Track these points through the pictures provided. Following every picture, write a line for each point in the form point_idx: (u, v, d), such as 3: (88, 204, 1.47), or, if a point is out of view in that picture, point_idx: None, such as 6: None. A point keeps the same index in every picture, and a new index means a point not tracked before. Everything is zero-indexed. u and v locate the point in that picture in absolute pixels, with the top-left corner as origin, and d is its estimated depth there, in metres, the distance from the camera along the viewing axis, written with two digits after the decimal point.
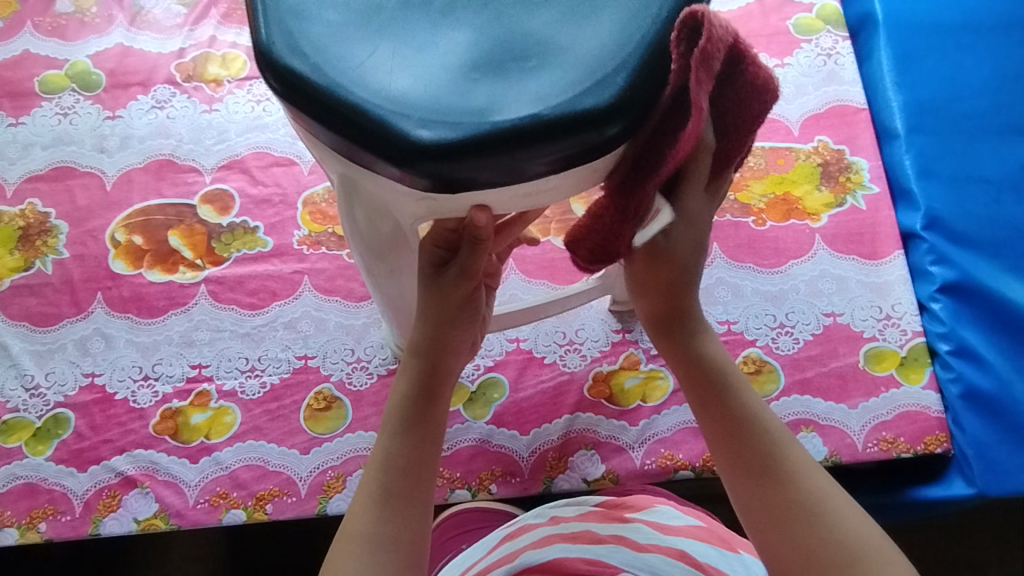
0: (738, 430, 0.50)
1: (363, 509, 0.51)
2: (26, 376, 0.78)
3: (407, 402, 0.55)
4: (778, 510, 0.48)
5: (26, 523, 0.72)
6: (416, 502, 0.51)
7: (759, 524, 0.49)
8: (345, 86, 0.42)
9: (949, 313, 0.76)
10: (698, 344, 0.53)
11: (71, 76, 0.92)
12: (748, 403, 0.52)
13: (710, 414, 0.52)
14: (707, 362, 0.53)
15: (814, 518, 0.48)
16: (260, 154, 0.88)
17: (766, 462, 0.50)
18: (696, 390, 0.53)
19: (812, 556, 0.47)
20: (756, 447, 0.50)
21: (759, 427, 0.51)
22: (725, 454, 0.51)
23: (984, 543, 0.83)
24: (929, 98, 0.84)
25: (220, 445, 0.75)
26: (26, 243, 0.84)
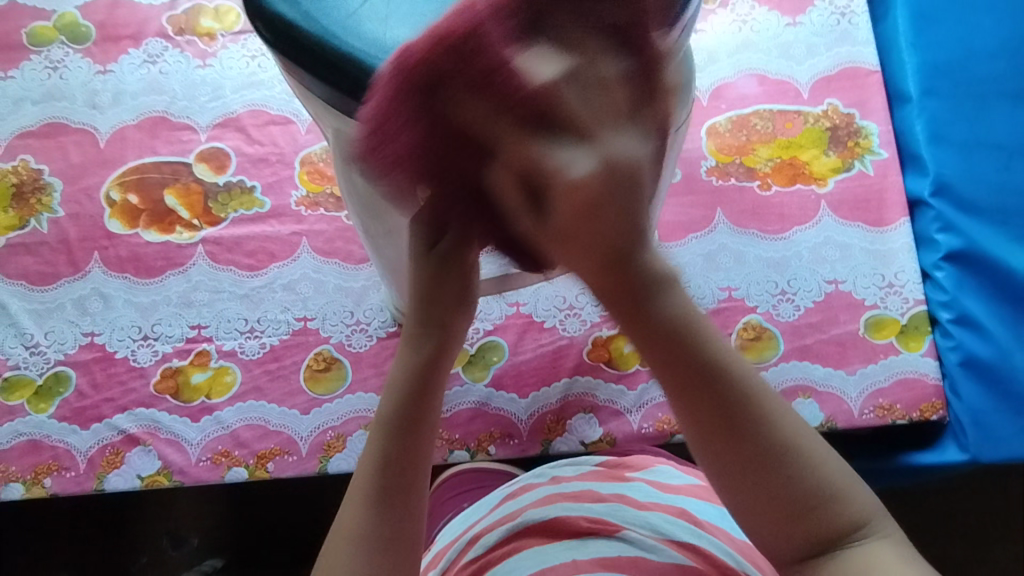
0: (698, 390, 0.39)
1: (354, 507, 0.43)
2: (26, 334, 0.78)
3: (405, 393, 0.44)
4: (740, 469, 0.38)
5: (31, 478, 0.74)
6: (412, 500, 0.43)
7: (732, 484, 0.39)
8: (339, 37, 0.41)
9: (953, 282, 0.75)
10: (664, 300, 0.38)
11: (60, 29, 0.89)
12: (729, 360, 0.39)
13: (674, 372, 0.39)
14: (671, 325, 0.39)
15: (800, 463, 0.38)
16: (256, 112, 0.86)
17: (749, 413, 0.38)
18: (658, 351, 0.39)
19: (780, 501, 0.38)
20: (735, 404, 0.38)
21: (727, 393, 0.38)
22: (693, 414, 0.39)
23: (970, 509, 0.84)
24: (945, 60, 0.81)
25: (221, 405, 0.76)
26: (20, 201, 0.83)
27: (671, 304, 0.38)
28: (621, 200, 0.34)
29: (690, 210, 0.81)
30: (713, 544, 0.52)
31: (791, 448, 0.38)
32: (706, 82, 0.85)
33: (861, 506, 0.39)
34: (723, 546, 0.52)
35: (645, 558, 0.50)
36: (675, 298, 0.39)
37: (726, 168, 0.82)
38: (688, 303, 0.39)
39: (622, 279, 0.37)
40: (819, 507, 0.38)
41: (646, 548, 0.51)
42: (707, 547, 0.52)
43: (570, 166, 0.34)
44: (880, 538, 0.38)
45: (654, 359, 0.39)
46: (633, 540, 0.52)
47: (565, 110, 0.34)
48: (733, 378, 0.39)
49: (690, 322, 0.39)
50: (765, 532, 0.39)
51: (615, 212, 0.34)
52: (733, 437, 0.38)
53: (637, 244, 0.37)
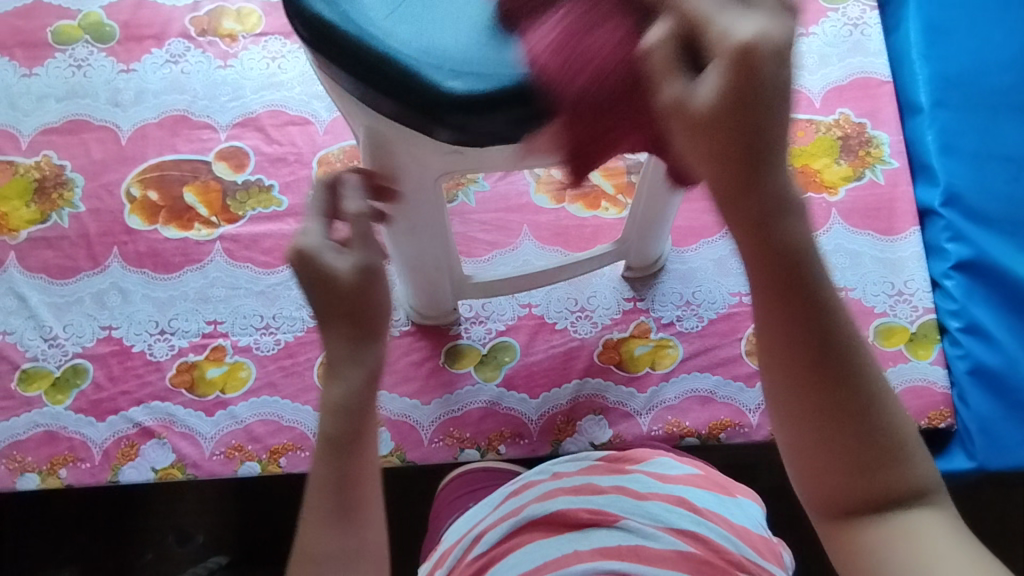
0: (800, 326, 0.33)
1: (313, 564, 0.40)
2: (45, 327, 0.79)
3: (337, 437, 0.40)
4: (819, 412, 0.34)
5: (47, 469, 0.75)
6: (368, 542, 0.41)
7: (809, 444, 0.35)
8: (373, 38, 0.42)
9: (962, 291, 0.76)
10: (787, 223, 0.32)
11: (85, 28, 0.90)
12: (839, 312, 0.34)
13: (780, 313, 0.33)
14: (786, 250, 0.33)
15: (881, 425, 0.35)
16: (275, 113, 0.88)
17: (847, 373, 0.34)
18: (759, 278, 0.33)
19: (850, 452, 0.35)
20: (835, 361, 0.34)
21: (829, 335, 0.34)
22: (796, 347, 0.34)
23: (977, 519, 0.84)
24: (956, 72, 0.82)
25: (235, 400, 0.77)
26: (42, 196, 0.84)
27: (792, 229, 0.33)
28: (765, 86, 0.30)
29: (702, 216, 0.82)
30: (712, 530, 0.54)
31: (879, 407, 0.35)
32: None
33: (925, 473, 0.36)
34: (721, 531, 0.54)
35: (645, 546, 0.51)
36: (800, 224, 0.33)
37: None
38: (809, 232, 0.33)
39: (745, 141, 0.30)
40: (888, 465, 0.35)
41: (645, 536, 0.52)
42: (704, 532, 0.53)
43: (732, 28, 0.30)
44: (937, 508, 0.36)
45: (761, 297, 0.34)
46: (632, 529, 0.52)
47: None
48: (839, 332, 0.34)
49: (807, 257, 0.33)
50: (815, 478, 0.36)
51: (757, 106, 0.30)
52: (824, 401, 0.34)
53: (771, 122, 0.30)
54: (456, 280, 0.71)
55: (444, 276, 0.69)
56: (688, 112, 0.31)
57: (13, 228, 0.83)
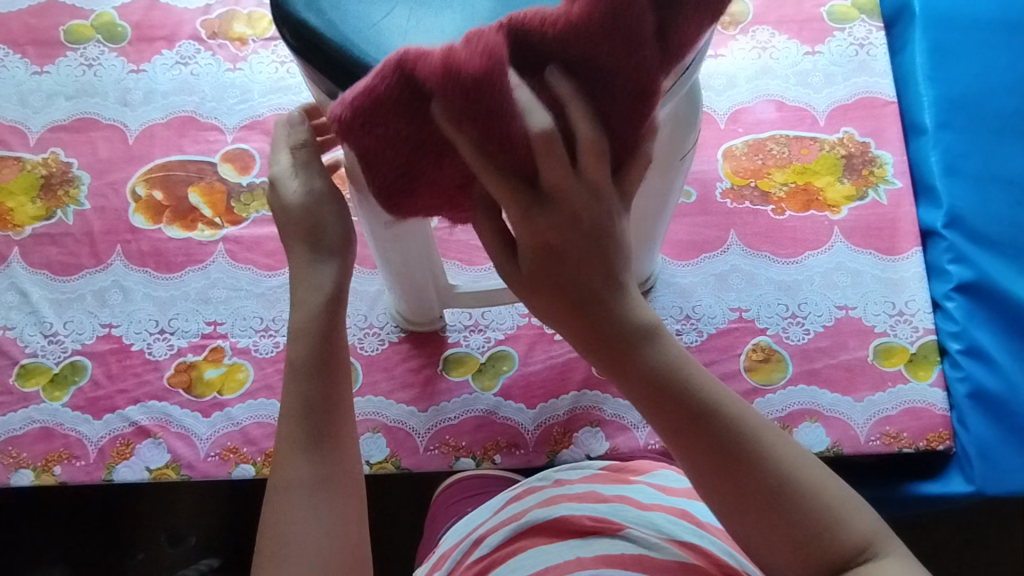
0: (689, 431, 0.46)
1: (292, 460, 0.50)
2: (45, 323, 0.79)
3: (308, 347, 0.51)
4: (740, 501, 0.45)
5: (41, 465, 0.75)
6: (339, 438, 0.52)
7: (742, 518, 0.45)
8: (355, 43, 0.43)
9: (963, 312, 0.76)
10: (652, 354, 0.46)
11: (97, 28, 0.91)
12: (715, 400, 0.46)
13: (669, 416, 0.46)
14: (660, 376, 0.46)
15: (797, 495, 0.45)
16: (282, 116, 0.88)
17: (745, 452, 0.45)
18: (652, 404, 0.47)
19: (784, 524, 0.45)
20: (730, 446, 0.45)
21: (722, 427, 0.46)
22: (695, 456, 0.46)
23: (976, 544, 0.84)
24: (960, 94, 0.83)
25: (232, 401, 0.77)
26: (48, 192, 0.84)
27: (665, 359, 0.46)
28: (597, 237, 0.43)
29: (704, 231, 0.82)
30: (713, 544, 0.53)
31: (786, 479, 0.45)
32: (724, 106, 0.86)
33: (863, 528, 0.45)
34: (724, 547, 0.53)
35: (647, 556, 0.51)
36: (660, 351, 0.47)
37: (741, 191, 0.83)
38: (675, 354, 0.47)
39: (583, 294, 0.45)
40: (820, 530, 0.44)
41: (647, 546, 0.52)
42: (707, 546, 0.53)
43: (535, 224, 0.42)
44: (882, 553, 0.45)
45: (649, 406, 0.47)
46: (635, 538, 0.53)
47: (543, 158, 0.39)
48: (719, 416, 0.46)
49: (677, 371, 0.47)
50: (772, 555, 0.46)
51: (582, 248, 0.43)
52: (731, 474, 0.45)
53: (614, 295, 0.45)
54: (441, 290, 0.71)
55: (429, 283, 0.69)
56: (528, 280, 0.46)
57: (18, 224, 0.83)
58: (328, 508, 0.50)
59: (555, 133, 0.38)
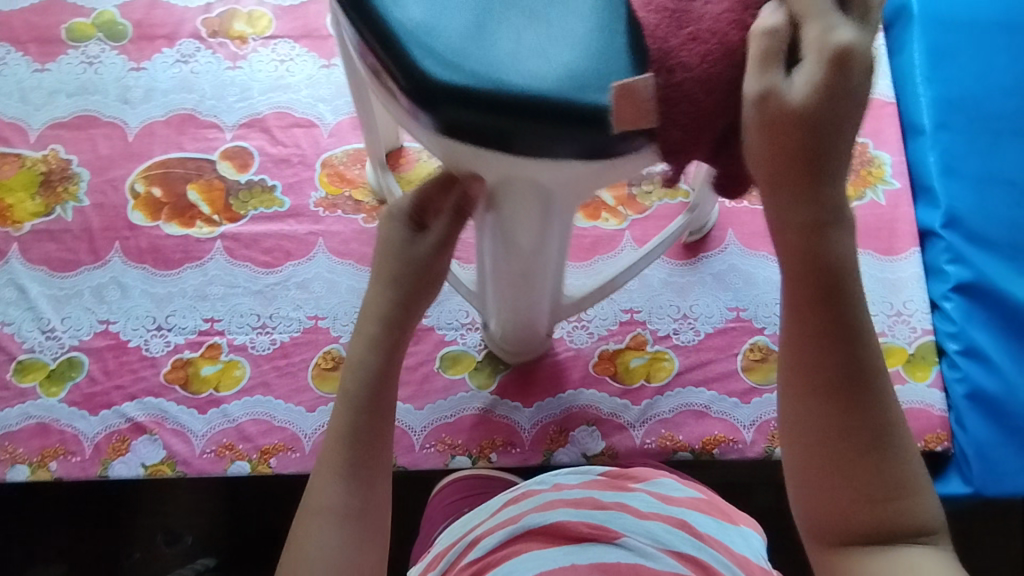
0: (835, 332, 0.40)
1: (326, 485, 0.49)
2: (43, 319, 0.79)
3: (362, 377, 0.53)
4: (832, 426, 0.40)
5: (38, 461, 0.74)
6: (375, 472, 0.51)
7: (819, 441, 0.40)
8: (473, 66, 0.40)
9: (961, 313, 0.75)
10: (836, 240, 0.40)
11: (98, 25, 0.92)
12: (868, 336, 0.40)
13: (813, 315, 0.40)
14: (832, 258, 0.40)
15: (896, 452, 0.40)
16: (281, 114, 0.88)
17: (869, 390, 0.40)
18: (806, 286, 0.40)
19: (859, 466, 0.39)
20: (862, 371, 0.39)
21: (864, 341, 0.40)
22: (822, 359, 0.40)
23: (974, 547, 0.83)
24: (959, 95, 0.82)
25: (229, 398, 0.77)
26: (48, 189, 0.85)
27: (840, 252, 0.40)
28: (819, 117, 0.38)
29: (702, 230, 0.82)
30: (713, 557, 0.53)
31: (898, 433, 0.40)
32: None
33: (929, 514, 0.40)
34: (720, 557, 0.53)
35: (644, 566, 0.51)
36: (844, 244, 0.40)
37: None
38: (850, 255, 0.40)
39: (804, 154, 0.39)
40: (886, 495, 0.39)
41: (645, 555, 0.51)
42: (704, 556, 0.53)
43: (837, 34, 0.37)
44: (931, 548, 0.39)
45: (795, 285, 0.40)
46: (632, 547, 0.52)
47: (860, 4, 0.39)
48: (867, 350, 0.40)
49: (849, 275, 0.40)
50: (814, 493, 0.41)
51: (818, 127, 0.38)
52: (850, 406, 0.39)
53: (815, 180, 0.39)
54: (556, 306, 0.70)
55: (544, 306, 0.67)
56: (793, 106, 0.37)
57: (17, 220, 0.83)
58: (353, 541, 0.48)
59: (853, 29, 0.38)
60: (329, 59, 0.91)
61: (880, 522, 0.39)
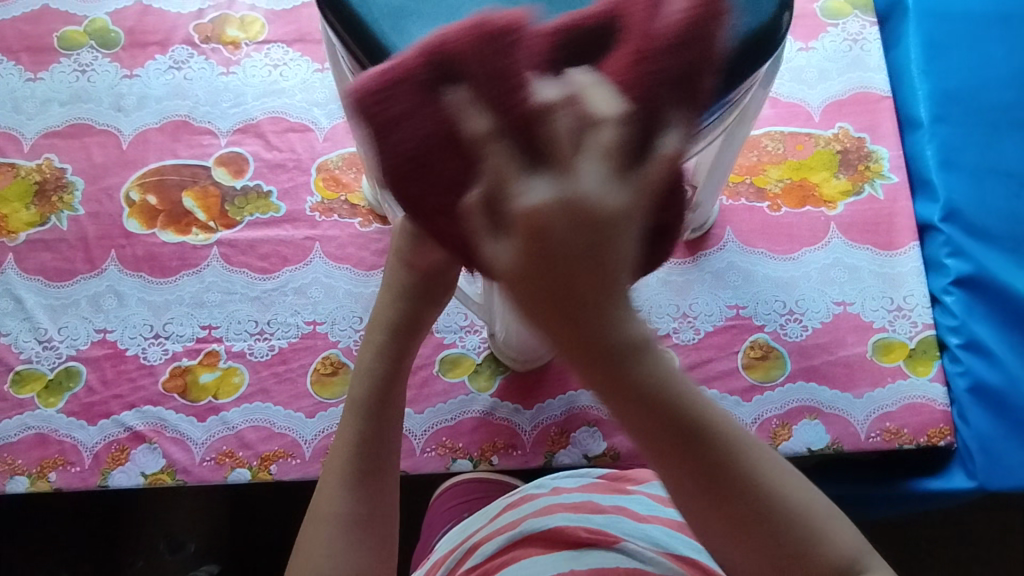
0: (682, 447, 0.33)
1: (333, 493, 0.48)
2: (39, 329, 0.79)
3: (369, 383, 0.51)
4: (728, 530, 0.35)
5: (37, 472, 0.74)
6: (384, 480, 0.50)
7: (719, 544, 0.36)
8: None
9: (962, 307, 0.75)
10: (640, 369, 0.32)
11: (91, 34, 0.91)
12: (707, 416, 0.34)
13: (652, 442, 0.33)
14: (646, 388, 0.32)
15: (785, 521, 0.35)
16: (276, 119, 0.88)
17: (730, 474, 0.34)
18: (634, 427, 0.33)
19: (763, 557, 0.35)
20: (721, 471, 0.34)
21: (705, 445, 0.33)
22: (673, 480, 0.34)
23: (980, 542, 0.83)
24: (955, 88, 0.82)
25: (227, 406, 0.76)
26: (42, 198, 0.84)
27: (647, 374, 0.32)
28: (596, 224, 0.28)
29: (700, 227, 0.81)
30: (712, 559, 0.52)
31: (778, 500, 0.35)
32: None
33: (845, 545, 0.36)
34: (719, 559, 0.53)
35: (643, 570, 0.50)
36: (657, 359, 0.32)
37: (737, 188, 0.83)
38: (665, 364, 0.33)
39: (560, 298, 0.29)
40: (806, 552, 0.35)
41: (644, 560, 0.51)
42: (704, 560, 0.52)
43: (527, 191, 0.28)
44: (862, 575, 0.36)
45: (625, 422, 0.33)
46: (632, 552, 0.52)
47: (551, 127, 0.28)
48: (715, 434, 0.34)
49: (668, 386, 0.33)
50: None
51: (608, 241, 0.29)
52: (720, 502, 0.34)
53: (602, 299, 0.30)
54: None
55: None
56: (507, 278, 0.29)
57: (12, 230, 0.83)
58: (361, 547, 0.48)
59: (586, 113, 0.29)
60: (323, 63, 0.91)
61: None
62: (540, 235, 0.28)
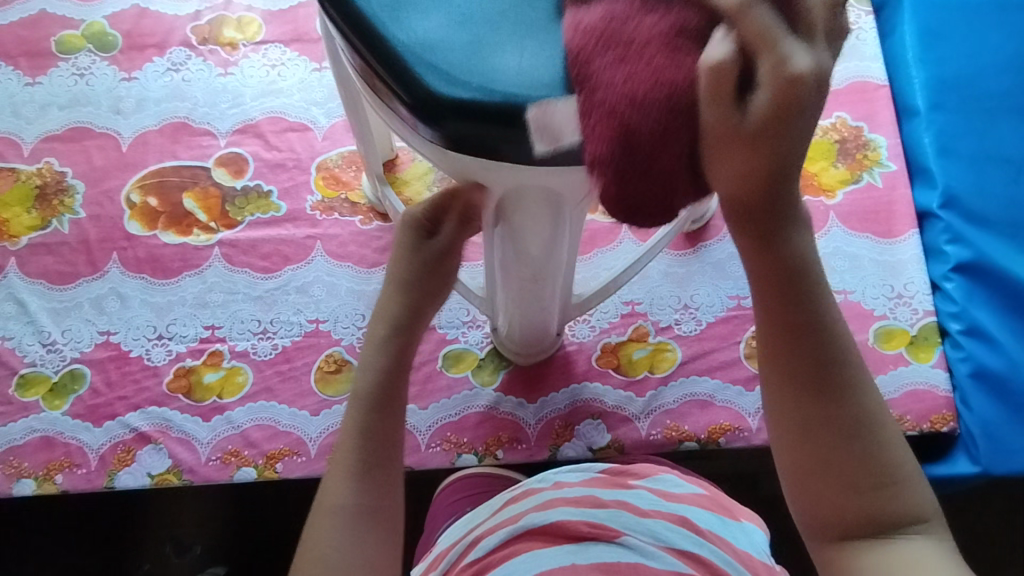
0: (798, 332, 0.42)
1: (337, 484, 0.49)
2: (43, 332, 0.79)
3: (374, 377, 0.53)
4: (818, 419, 0.43)
5: (43, 474, 0.74)
6: (388, 471, 0.51)
7: (805, 440, 0.43)
8: (470, 80, 0.40)
9: (962, 293, 0.75)
10: (790, 247, 0.41)
11: (88, 37, 0.91)
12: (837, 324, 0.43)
13: (776, 322, 0.43)
14: (790, 268, 0.42)
15: (880, 440, 0.43)
16: (275, 119, 0.88)
17: (840, 377, 0.43)
18: (772, 294, 0.42)
19: (850, 456, 0.42)
20: (835, 365, 0.43)
21: (830, 338, 0.43)
22: (788, 361, 0.43)
23: (985, 528, 0.83)
24: (952, 75, 0.82)
25: (232, 405, 0.76)
26: (43, 202, 0.85)
27: (795, 256, 0.41)
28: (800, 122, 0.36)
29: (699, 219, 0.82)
30: (712, 552, 0.53)
31: (873, 420, 0.43)
32: None
33: (921, 502, 0.43)
34: (724, 556, 0.53)
35: (643, 564, 0.50)
36: (799, 243, 0.42)
37: None
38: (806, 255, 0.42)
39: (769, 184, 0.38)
40: (887, 479, 0.43)
41: (645, 554, 0.51)
42: (706, 555, 0.53)
43: (778, 83, 0.34)
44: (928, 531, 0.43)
45: (761, 288, 0.43)
46: (633, 545, 0.52)
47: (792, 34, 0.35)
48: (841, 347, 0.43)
49: (805, 272, 0.42)
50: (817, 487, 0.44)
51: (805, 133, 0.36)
52: (818, 394, 0.43)
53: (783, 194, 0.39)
54: (565, 308, 0.71)
55: (553, 306, 0.68)
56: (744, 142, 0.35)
57: (14, 235, 0.83)
58: (367, 538, 0.48)
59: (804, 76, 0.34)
60: (320, 63, 0.91)
61: (876, 514, 0.42)
62: (782, 116, 0.35)
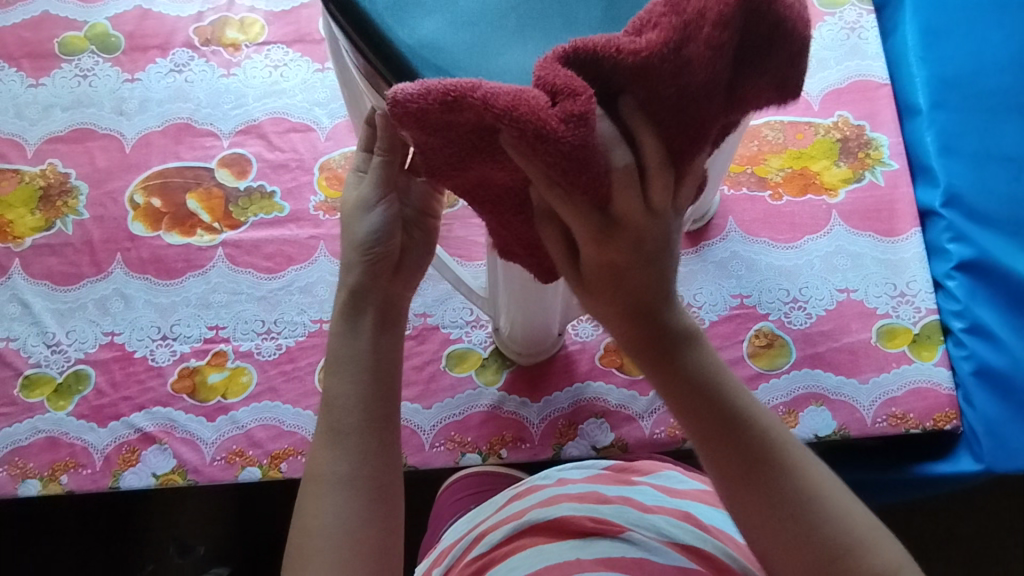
0: (721, 432, 0.44)
1: (324, 452, 0.46)
2: (47, 333, 0.79)
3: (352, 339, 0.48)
4: (765, 504, 0.43)
5: (48, 475, 0.75)
6: (376, 436, 0.47)
7: (757, 524, 0.44)
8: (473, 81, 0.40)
9: (965, 291, 0.76)
10: (690, 356, 0.45)
11: (91, 38, 0.92)
12: (748, 409, 0.45)
13: (703, 423, 0.44)
14: (692, 376, 0.45)
15: (826, 519, 0.43)
16: (277, 120, 0.88)
17: (769, 465, 0.44)
18: (681, 406, 0.45)
19: (808, 541, 0.43)
20: (760, 456, 0.44)
21: (748, 421, 0.44)
22: (717, 461, 0.44)
23: (987, 526, 0.83)
24: (953, 74, 0.82)
25: (236, 405, 0.77)
26: (47, 204, 0.85)
27: (695, 364, 0.44)
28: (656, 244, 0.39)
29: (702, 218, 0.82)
30: (716, 547, 0.53)
31: (816, 495, 0.43)
32: None
33: (888, 557, 0.43)
34: (729, 551, 0.53)
35: (649, 560, 0.50)
36: (696, 353, 0.45)
37: (738, 178, 0.83)
38: (707, 359, 0.45)
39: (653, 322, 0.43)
40: (842, 553, 0.43)
41: (648, 549, 0.51)
42: (710, 549, 0.53)
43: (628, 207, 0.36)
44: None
45: (676, 403, 0.45)
46: (636, 541, 0.52)
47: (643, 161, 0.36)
48: (755, 428, 0.44)
49: (711, 375, 0.45)
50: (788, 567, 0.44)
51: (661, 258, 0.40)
52: (761, 484, 0.43)
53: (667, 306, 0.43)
54: (568, 308, 0.71)
55: (556, 304, 0.67)
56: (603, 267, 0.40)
57: (17, 236, 0.83)
58: (358, 506, 0.45)
59: (636, 169, 0.36)
60: (323, 63, 0.91)
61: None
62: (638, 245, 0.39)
